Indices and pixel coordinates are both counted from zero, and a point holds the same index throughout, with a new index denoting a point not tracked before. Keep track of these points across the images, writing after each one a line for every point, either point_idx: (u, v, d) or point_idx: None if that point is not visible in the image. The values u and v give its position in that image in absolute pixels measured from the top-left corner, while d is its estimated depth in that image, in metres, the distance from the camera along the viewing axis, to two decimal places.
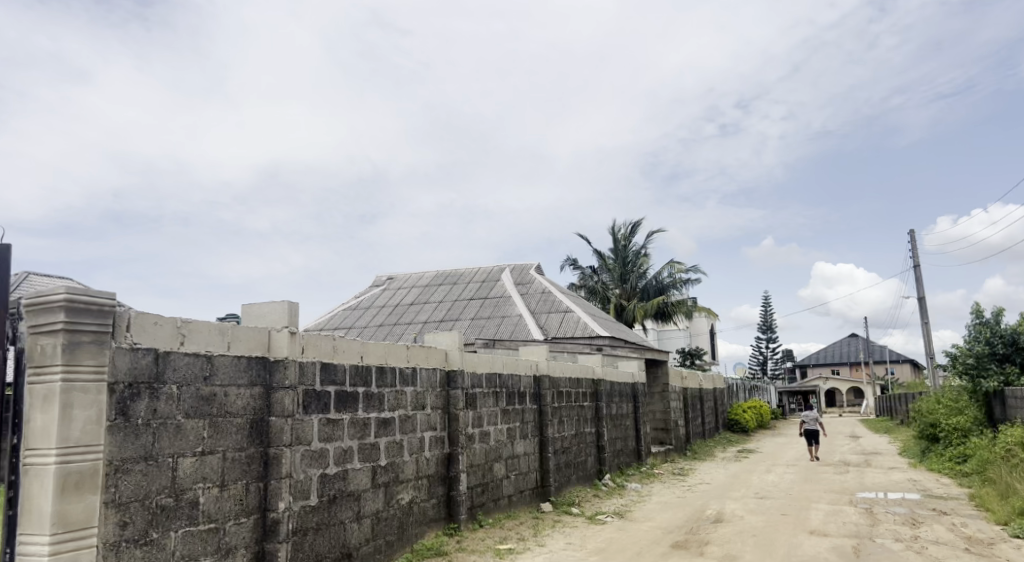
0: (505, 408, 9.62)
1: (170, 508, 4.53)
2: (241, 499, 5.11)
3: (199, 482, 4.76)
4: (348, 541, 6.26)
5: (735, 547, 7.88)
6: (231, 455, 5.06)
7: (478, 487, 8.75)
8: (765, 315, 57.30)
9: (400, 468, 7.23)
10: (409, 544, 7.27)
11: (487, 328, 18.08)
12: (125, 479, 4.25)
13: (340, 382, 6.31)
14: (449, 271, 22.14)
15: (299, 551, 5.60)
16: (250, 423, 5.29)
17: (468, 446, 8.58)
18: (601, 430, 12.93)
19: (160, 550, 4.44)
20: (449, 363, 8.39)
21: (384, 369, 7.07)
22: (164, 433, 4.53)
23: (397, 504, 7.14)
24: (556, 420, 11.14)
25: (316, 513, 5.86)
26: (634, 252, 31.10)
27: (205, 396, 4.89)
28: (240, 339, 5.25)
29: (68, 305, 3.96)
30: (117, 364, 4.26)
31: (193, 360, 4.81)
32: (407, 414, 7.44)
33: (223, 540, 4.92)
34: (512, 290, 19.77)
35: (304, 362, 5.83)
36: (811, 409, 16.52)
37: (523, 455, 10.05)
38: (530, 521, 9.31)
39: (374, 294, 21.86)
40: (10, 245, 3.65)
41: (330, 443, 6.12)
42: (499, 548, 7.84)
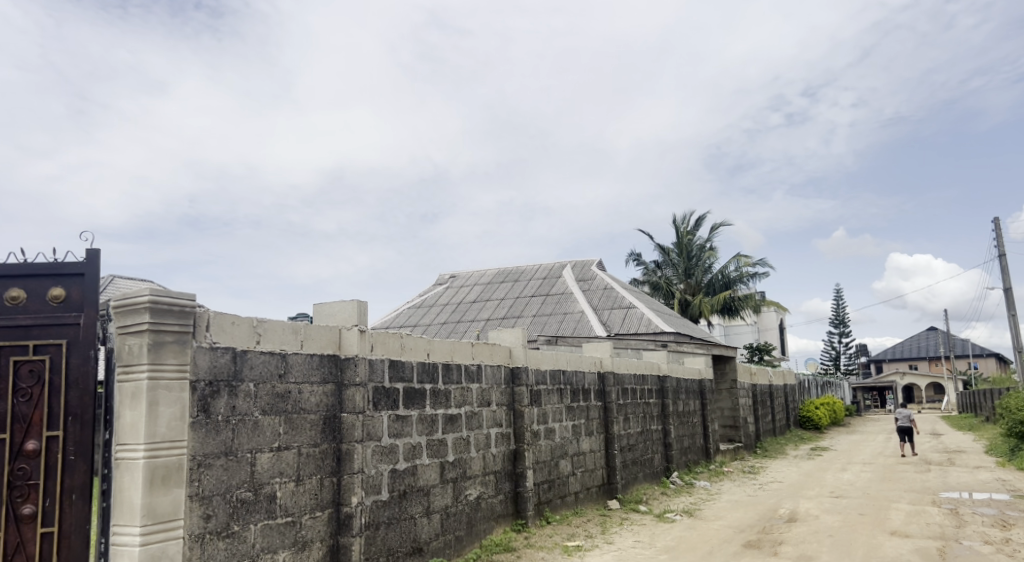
0: (570, 405, 9.61)
1: (250, 502, 4.69)
2: (316, 493, 5.25)
3: (276, 477, 4.91)
4: (418, 535, 6.37)
5: (810, 547, 7.67)
6: (305, 451, 5.20)
7: (545, 484, 8.76)
8: (837, 309, 55.39)
9: (468, 464, 7.30)
10: (478, 539, 7.32)
11: (549, 325, 18.07)
12: (208, 473, 4.42)
13: (408, 379, 6.41)
14: (511, 269, 22.22)
15: (372, 545, 5.72)
16: (324, 419, 5.42)
17: (534, 442, 8.58)
18: (668, 428, 12.76)
19: (241, 543, 4.60)
20: (513, 360, 8.42)
21: (450, 366, 7.14)
22: (242, 430, 4.69)
23: (466, 500, 7.21)
24: (621, 417, 11.04)
25: (387, 508, 5.96)
26: (699, 246, 30.45)
27: (280, 393, 5.04)
28: (313, 338, 5.39)
29: (152, 306, 4.13)
30: (198, 363, 4.42)
31: (268, 358, 4.96)
32: (473, 411, 7.51)
33: (299, 533, 5.05)
34: (574, 286, 19.70)
35: (373, 359, 5.95)
36: (904, 407, 15.97)
37: (589, 452, 10.01)
38: (597, 519, 9.25)
39: (437, 292, 22.11)
40: (97, 250, 4.02)
41: (400, 439, 6.22)
42: (567, 546, 7.81)
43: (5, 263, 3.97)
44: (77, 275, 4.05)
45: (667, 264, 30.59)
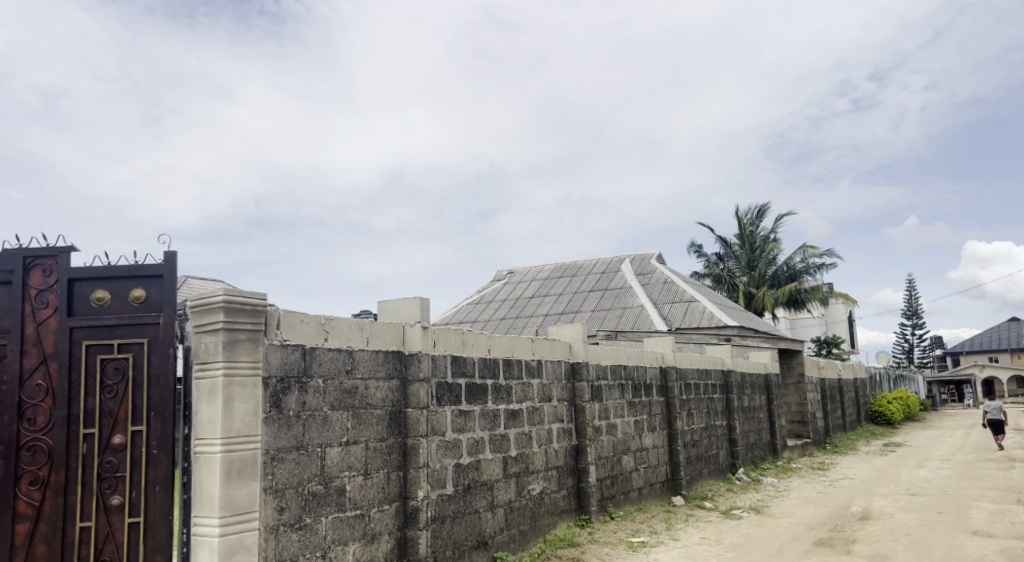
0: (632, 400, 9.53)
1: (320, 495, 4.82)
2: (383, 487, 5.36)
3: (345, 471, 5.04)
4: (483, 529, 6.43)
5: (886, 546, 7.42)
6: (372, 445, 5.31)
7: (608, 480, 8.72)
8: (910, 300, 53.32)
9: (531, 459, 7.32)
10: (542, 534, 7.35)
11: (608, 319, 17.97)
12: (281, 467, 4.56)
13: (470, 374, 6.47)
14: (569, 263, 22.16)
15: (438, 538, 5.80)
16: (389, 414, 5.53)
17: (596, 438, 8.54)
18: (733, 423, 12.54)
19: (313, 535, 4.72)
20: (574, 355, 8.40)
21: (511, 362, 7.18)
22: (313, 424, 4.82)
23: (529, 495, 7.24)
24: (685, 412, 10.90)
25: (452, 502, 6.04)
26: (762, 237, 29.70)
27: (348, 389, 5.15)
28: (378, 335, 5.49)
29: (226, 305, 4.27)
30: (270, 360, 4.56)
31: (336, 355, 5.08)
32: (535, 406, 7.53)
33: (368, 526, 5.17)
34: (633, 280, 19.52)
35: (436, 355, 6.03)
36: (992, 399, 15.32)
37: (652, 448, 9.92)
38: (661, 515, 9.16)
39: (495, 287, 22.22)
40: (173, 251, 4.18)
41: (463, 434, 6.29)
42: (632, 541, 7.76)
43: (90, 266, 4.17)
44: (156, 276, 4.22)
45: (730, 257, 30.02)
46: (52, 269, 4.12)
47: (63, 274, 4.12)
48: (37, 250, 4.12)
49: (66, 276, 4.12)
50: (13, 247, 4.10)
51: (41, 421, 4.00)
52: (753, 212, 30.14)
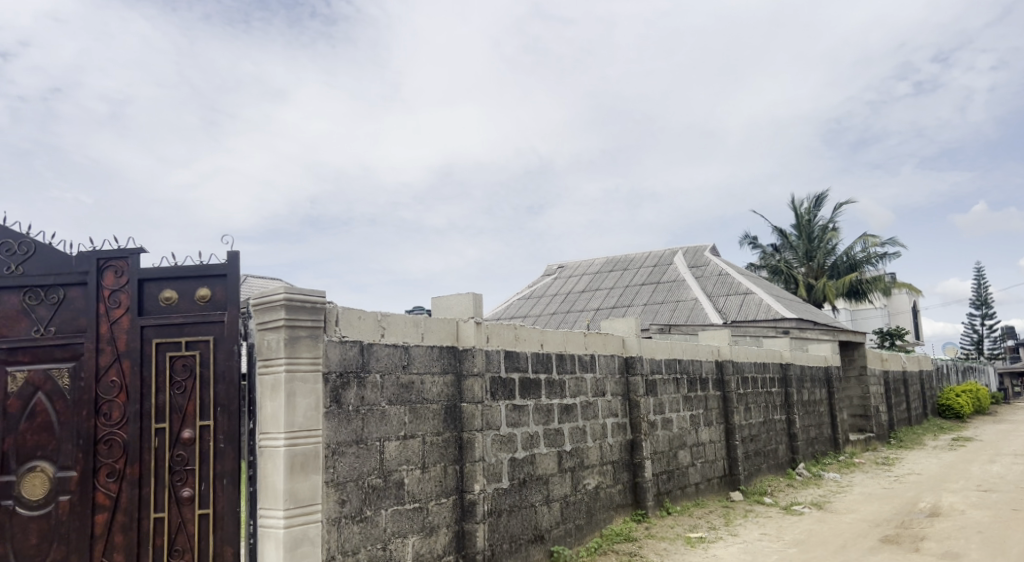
0: (687, 395, 9.42)
1: (380, 488, 4.90)
2: (440, 480, 5.42)
3: (403, 464, 5.11)
4: (539, 523, 6.45)
5: (957, 544, 7.16)
6: (429, 439, 5.38)
7: (664, 475, 8.64)
8: (978, 289, 51.21)
9: (585, 454, 7.31)
10: (598, 528, 7.33)
11: (661, 313, 17.77)
12: (341, 460, 4.65)
13: (523, 368, 6.49)
14: (620, 257, 21.98)
15: (495, 531, 5.84)
16: (445, 409, 5.59)
17: (652, 432, 8.47)
18: (792, 417, 12.27)
19: (374, 527, 4.81)
20: (627, 350, 8.35)
21: (564, 356, 7.18)
22: (371, 419, 4.91)
23: (585, 489, 7.23)
24: (742, 407, 10.71)
25: (508, 495, 6.08)
26: (820, 226, 28.83)
27: (404, 383, 5.23)
28: (432, 330, 5.56)
29: (287, 303, 4.33)
30: (330, 356, 4.64)
31: (392, 351, 5.16)
32: (589, 401, 7.51)
33: (426, 519, 5.24)
34: (686, 273, 19.25)
35: (489, 350, 6.06)
36: None
37: (709, 443, 9.79)
38: (720, 510, 9.04)
39: (546, 282, 22.18)
40: (237, 251, 4.31)
41: (517, 429, 6.31)
42: (690, 537, 7.67)
43: (158, 267, 4.32)
44: (220, 276, 4.35)
45: (786, 247, 29.32)
46: (123, 269, 4.30)
47: (133, 274, 4.29)
48: (109, 252, 4.30)
49: (136, 277, 4.29)
50: (87, 250, 4.29)
51: (116, 416, 4.17)
52: (810, 201, 29.35)
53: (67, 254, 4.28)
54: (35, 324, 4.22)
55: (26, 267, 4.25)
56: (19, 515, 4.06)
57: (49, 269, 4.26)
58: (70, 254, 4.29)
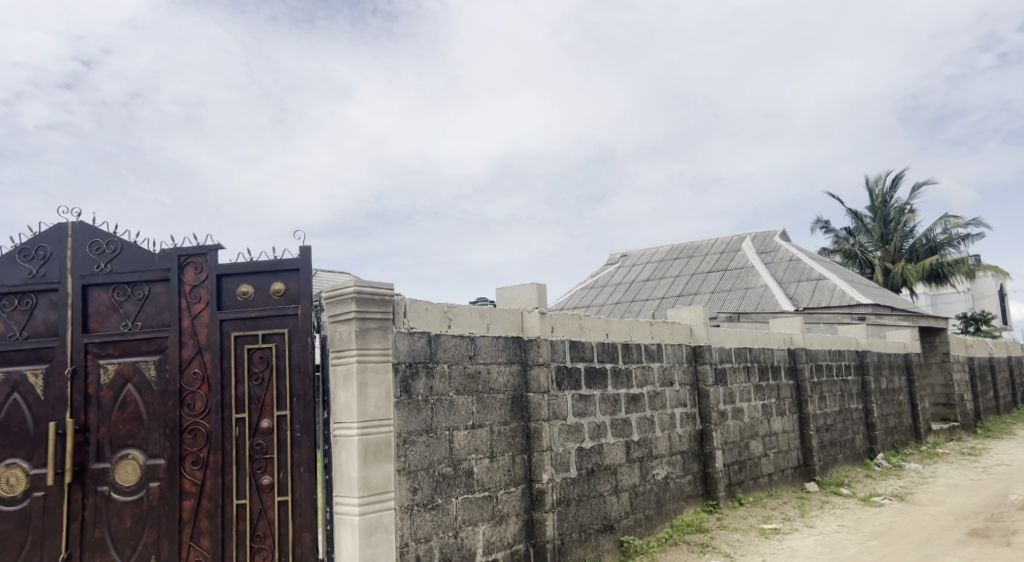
0: (758, 384, 9.21)
1: (450, 476, 4.97)
2: (509, 469, 5.46)
3: (472, 453, 5.17)
4: (609, 513, 6.42)
5: None
6: (497, 428, 5.42)
7: (736, 465, 8.48)
8: None
9: (654, 443, 7.23)
10: (668, 519, 7.26)
11: (730, 301, 17.40)
12: (412, 449, 4.73)
13: (589, 358, 6.47)
14: (686, 244, 21.60)
15: (565, 520, 5.85)
16: (512, 399, 5.62)
17: (722, 422, 8.31)
18: (869, 406, 11.86)
19: (445, 514, 4.89)
20: (695, 339, 8.22)
21: (630, 345, 7.11)
22: (440, 408, 4.97)
23: (654, 479, 7.16)
24: (816, 396, 10.40)
25: (576, 485, 6.07)
26: (897, 208, 27.66)
27: (471, 373, 5.28)
28: (498, 321, 5.59)
29: (357, 295, 4.39)
30: (399, 347, 4.72)
31: (459, 341, 5.22)
32: (656, 390, 7.43)
33: (496, 508, 5.29)
34: (754, 259, 18.78)
35: (554, 340, 6.06)
36: None
37: (782, 433, 9.55)
38: (795, 502, 8.81)
39: (609, 271, 21.99)
40: (308, 246, 4.43)
41: (584, 419, 6.29)
42: (764, 528, 7.51)
43: (235, 263, 4.48)
44: (293, 271, 4.47)
45: (861, 231, 28.25)
46: (202, 266, 4.47)
47: (212, 270, 4.46)
48: (189, 249, 4.48)
49: (214, 273, 4.46)
50: (168, 247, 4.48)
51: (199, 406, 4.35)
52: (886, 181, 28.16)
53: (151, 251, 4.48)
54: (123, 319, 4.43)
55: (114, 265, 4.47)
56: (113, 500, 4.28)
57: (135, 267, 4.47)
58: (154, 252, 4.48)
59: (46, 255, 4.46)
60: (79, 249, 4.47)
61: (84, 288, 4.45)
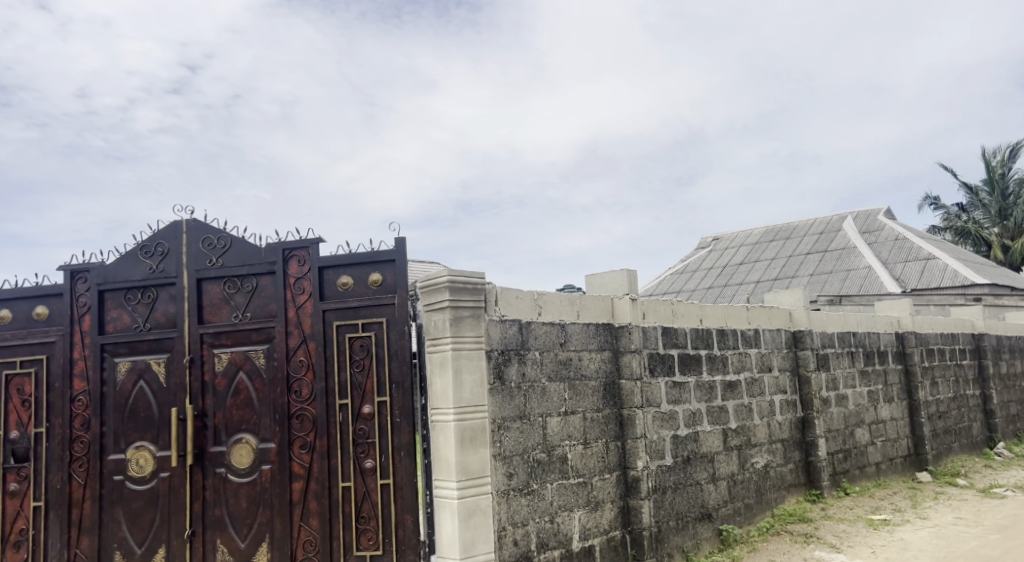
0: (863, 369, 8.80)
1: (545, 462, 5.01)
2: (603, 456, 5.45)
3: (566, 440, 5.19)
4: (706, 501, 6.31)
5: None
6: (590, 415, 5.42)
7: (841, 454, 8.14)
8: None
9: (753, 431, 7.04)
10: (769, 508, 7.07)
11: (830, 283, 16.68)
12: (507, 435, 4.79)
13: (682, 345, 6.35)
14: (781, 225, 20.80)
15: (661, 508, 5.78)
16: (604, 386, 5.60)
17: (825, 410, 7.99)
18: (988, 392, 11.13)
19: (541, 499, 4.93)
20: (794, 324, 7.95)
21: (726, 331, 6.94)
22: (533, 395, 5.01)
23: (753, 468, 6.97)
24: (928, 381, 9.83)
25: (672, 473, 5.99)
26: (1016, 181, 25.69)
27: (562, 360, 5.29)
28: (588, 308, 5.57)
29: (451, 285, 4.47)
30: (492, 335, 4.78)
31: (550, 329, 5.23)
32: (754, 377, 7.22)
33: (591, 494, 5.29)
34: (857, 239, 17.90)
35: (646, 326, 5.99)
36: None
37: (890, 421, 9.10)
38: (905, 492, 8.38)
39: (701, 255, 21.46)
40: (403, 238, 4.54)
41: (679, 406, 6.19)
42: (873, 519, 7.19)
43: (335, 255, 4.65)
44: (390, 262, 4.60)
45: (975, 206, 26.47)
46: (305, 259, 4.66)
47: (314, 263, 4.64)
48: (293, 243, 4.68)
49: (317, 265, 4.64)
50: (274, 242, 4.70)
51: (305, 393, 4.56)
52: (1004, 152, 26.18)
53: (258, 246, 4.71)
54: (234, 311, 4.68)
55: (224, 260, 4.72)
56: (230, 481, 4.54)
57: (244, 261, 4.71)
58: (261, 246, 4.71)
59: (164, 252, 4.77)
60: (194, 245, 4.75)
61: (199, 282, 4.72)
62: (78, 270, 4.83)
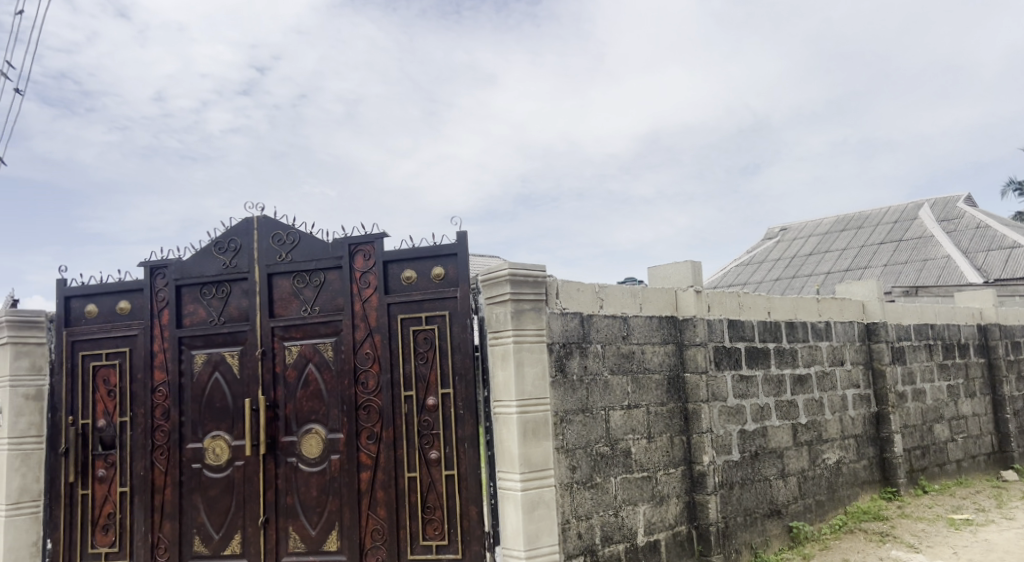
0: (942, 363, 8.43)
1: (608, 455, 4.98)
2: (668, 451, 5.38)
3: (629, 433, 5.14)
4: (775, 497, 6.16)
5: None
6: (653, 409, 5.36)
7: (918, 451, 7.83)
8: None
9: (824, 426, 6.83)
10: (842, 505, 6.86)
11: (906, 274, 16.02)
12: (570, 428, 4.78)
13: (750, 338, 6.20)
14: (853, 214, 20.08)
15: (728, 504, 5.68)
16: (668, 379, 5.52)
17: (901, 405, 7.68)
18: None
19: (605, 493, 4.91)
20: (868, 316, 7.68)
21: (795, 324, 6.75)
22: (595, 388, 4.98)
23: (825, 464, 6.77)
24: (1014, 376, 9.34)
25: (740, 468, 5.87)
26: None
27: (625, 353, 5.24)
28: (650, 300, 5.50)
29: (512, 278, 4.48)
30: (553, 328, 4.77)
31: (612, 322, 5.19)
32: (825, 370, 7.00)
33: (656, 488, 5.23)
34: (934, 228, 17.12)
35: (711, 319, 5.87)
36: None
37: (972, 416, 8.69)
38: (989, 491, 7.99)
39: (768, 246, 20.91)
40: (464, 232, 4.58)
41: (746, 400, 6.06)
42: (954, 519, 6.89)
43: (399, 249, 4.72)
44: (452, 255, 4.66)
45: None
46: (370, 253, 4.75)
47: (379, 257, 4.73)
48: (358, 238, 4.78)
49: (381, 260, 4.73)
50: (340, 237, 4.80)
51: (372, 384, 4.65)
52: None
53: (326, 242, 4.83)
54: (303, 304, 4.81)
55: (293, 255, 4.86)
56: (301, 470, 4.68)
57: (311, 256, 4.84)
58: (328, 242, 4.83)
59: (237, 248, 4.93)
60: (264, 240, 4.90)
61: (270, 277, 4.87)
62: (157, 266, 5.04)
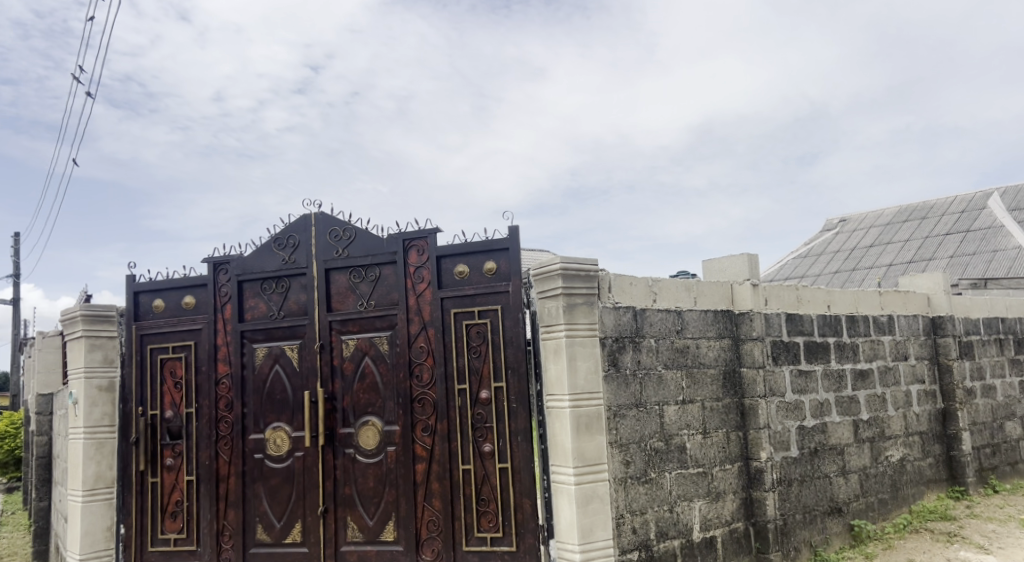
0: (1014, 358, 8.08)
1: (662, 451, 4.94)
2: (724, 446, 5.31)
3: (684, 429, 5.09)
4: (836, 495, 6.02)
5: None
6: (709, 404, 5.29)
7: (988, 449, 7.53)
8: None
9: (886, 423, 6.63)
10: (906, 504, 6.64)
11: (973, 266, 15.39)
12: (623, 422, 4.76)
13: (808, 332, 6.06)
14: (916, 204, 19.39)
15: (787, 501, 5.57)
16: (723, 374, 5.44)
17: (970, 402, 7.39)
18: None
19: (659, 488, 4.87)
20: (933, 309, 7.42)
21: (856, 318, 6.57)
22: (649, 383, 4.94)
23: (888, 461, 6.57)
24: None
25: (799, 465, 5.74)
26: None
27: (679, 348, 5.18)
28: (705, 294, 5.43)
29: (563, 272, 4.48)
30: (606, 322, 4.75)
31: (665, 316, 5.14)
32: (888, 366, 6.80)
33: (712, 485, 5.17)
34: (1004, 217, 16.40)
35: (769, 313, 5.75)
36: None
37: None
38: None
39: (826, 238, 20.35)
40: (516, 227, 4.59)
41: (805, 396, 5.92)
42: None
43: (452, 244, 4.76)
44: (504, 250, 4.68)
45: None
46: (424, 248, 4.81)
47: (432, 252, 4.78)
48: (412, 233, 4.84)
49: (435, 255, 4.78)
50: (395, 233, 4.87)
51: (426, 377, 4.72)
52: None
53: (380, 237, 4.91)
54: (360, 299, 4.90)
55: (349, 250, 4.95)
56: (358, 461, 4.77)
57: (367, 252, 4.92)
58: (383, 238, 4.90)
59: (295, 243, 5.05)
60: (321, 237, 5.01)
61: (327, 272, 4.97)
62: (220, 262, 5.20)
